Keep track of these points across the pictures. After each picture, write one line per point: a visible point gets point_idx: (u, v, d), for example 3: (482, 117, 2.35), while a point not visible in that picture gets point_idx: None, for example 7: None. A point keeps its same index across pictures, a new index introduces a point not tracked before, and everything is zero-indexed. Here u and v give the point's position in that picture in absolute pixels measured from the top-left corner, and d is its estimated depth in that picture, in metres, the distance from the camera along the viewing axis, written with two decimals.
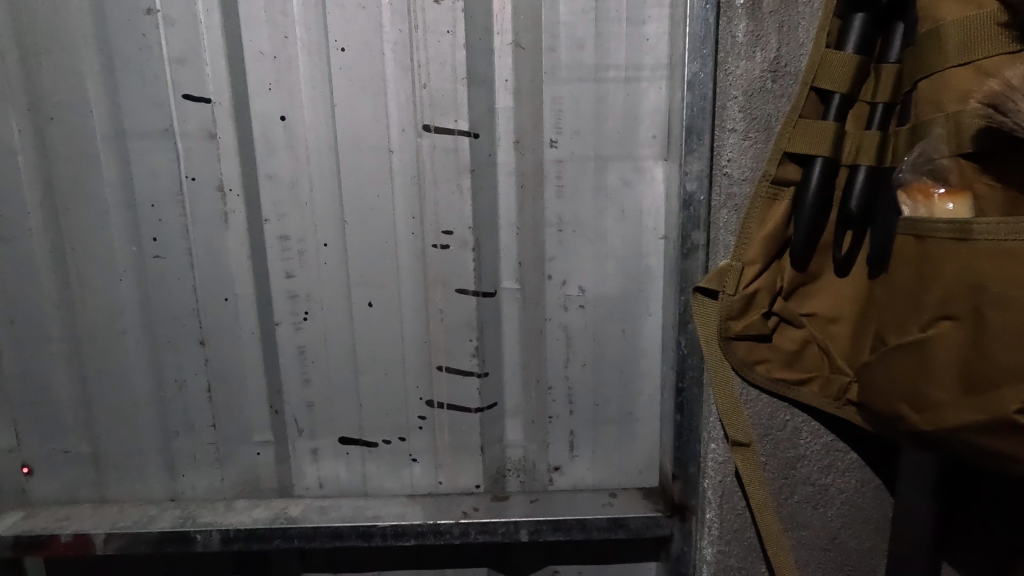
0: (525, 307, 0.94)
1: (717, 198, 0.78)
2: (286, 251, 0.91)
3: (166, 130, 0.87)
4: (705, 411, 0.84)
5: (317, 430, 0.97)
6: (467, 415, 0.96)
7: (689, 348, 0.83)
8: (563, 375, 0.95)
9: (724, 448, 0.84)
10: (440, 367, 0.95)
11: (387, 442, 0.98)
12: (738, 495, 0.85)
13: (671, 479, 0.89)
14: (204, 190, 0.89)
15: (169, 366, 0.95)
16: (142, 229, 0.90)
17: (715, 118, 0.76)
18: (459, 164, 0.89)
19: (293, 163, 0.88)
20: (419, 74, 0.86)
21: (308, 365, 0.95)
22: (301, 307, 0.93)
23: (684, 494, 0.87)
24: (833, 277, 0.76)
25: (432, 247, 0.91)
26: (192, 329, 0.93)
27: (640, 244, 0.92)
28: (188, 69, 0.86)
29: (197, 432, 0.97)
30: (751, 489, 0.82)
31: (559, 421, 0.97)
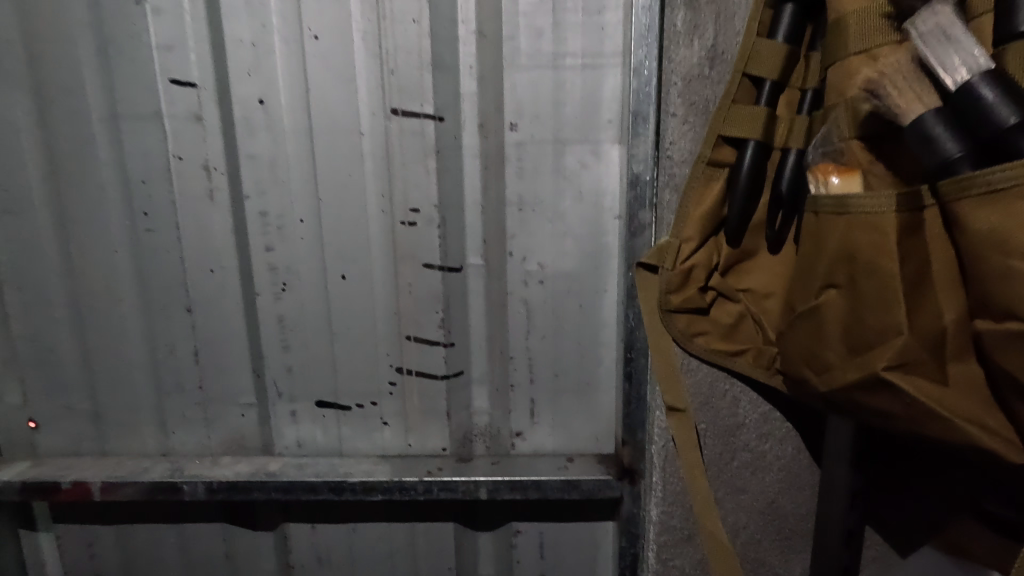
0: (489, 281, 1.00)
1: (659, 179, 0.84)
2: (265, 226, 0.98)
3: (155, 112, 0.95)
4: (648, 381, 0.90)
5: (296, 393, 1.05)
6: (435, 382, 1.03)
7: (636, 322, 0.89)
8: (524, 346, 1.02)
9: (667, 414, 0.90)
10: (409, 337, 1.02)
11: (360, 406, 1.05)
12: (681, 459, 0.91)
13: (622, 445, 0.95)
14: (191, 168, 0.96)
15: (160, 331, 1.03)
16: (135, 204, 0.98)
17: (655, 102, 0.81)
18: (425, 145, 0.95)
19: (272, 144, 0.95)
20: (388, 61, 0.92)
21: (287, 333, 1.02)
22: (280, 278, 1.00)
23: (633, 458, 0.93)
24: (768, 254, 0.81)
25: (401, 224, 0.98)
26: (181, 297, 1.01)
27: (595, 224, 0.97)
28: (175, 56, 0.92)
29: (186, 392, 1.05)
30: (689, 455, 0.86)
31: (521, 390, 1.03)
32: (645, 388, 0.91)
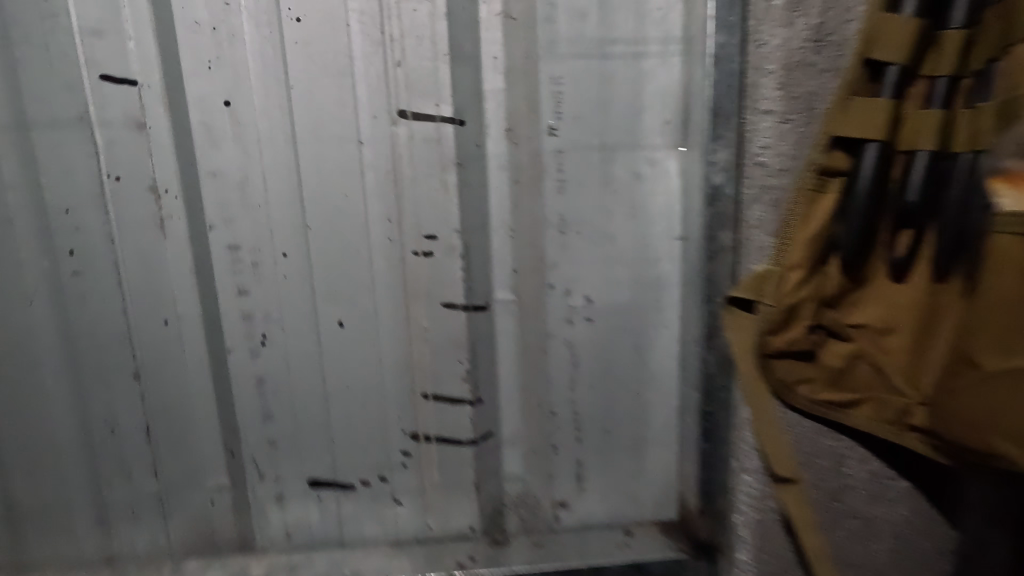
0: (522, 320, 0.81)
1: (749, 192, 0.69)
2: (236, 264, 0.76)
3: (81, 118, 0.71)
4: (731, 437, 0.76)
5: (282, 472, 0.83)
6: (459, 448, 0.84)
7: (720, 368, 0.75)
8: (568, 399, 0.83)
9: (763, 481, 0.74)
10: (426, 395, 0.82)
11: (366, 484, 0.84)
12: (777, 532, 0.75)
13: (695, 514, 0.82)
14: (133, 192, 0.73)
15: (96, 404, 0.79)
16: (57, 239, 0.74)
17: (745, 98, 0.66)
18: (442, 156, 0.75)
19: (242, 158, 0.73)
20: (393, 49, 0.72)
21: (269, 398, 0.80)
22: (258, 329, 0.78)
23: (710, 529, 0.80)
24: (888, 284, 0.64)
25: (413, 255, 0.77)
26: (124, 359, 0.78)
27: (651, 247, 0.79)
28: (105, 43, 0.70)
29: (135, 480, 0.82)
30: (808, 536, 0.70)
31: (564, 451, 0.85)
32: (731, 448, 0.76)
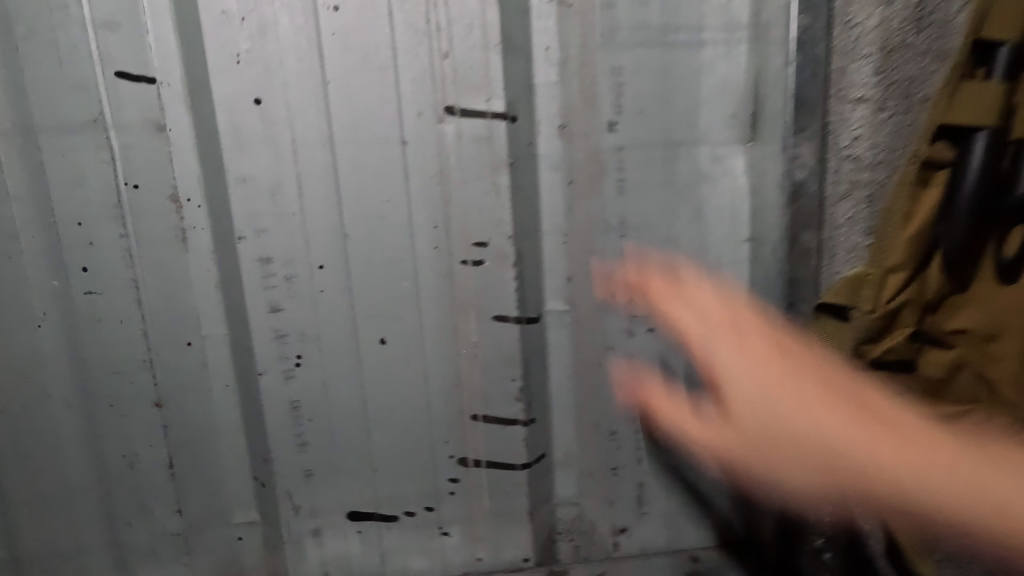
0: (577, 332, 0.75)
1: (839, 188, 0.68)
2: (268, 279, 0.69)
3: (94, 120, 0.64)
4: None
5: (319, 506, 0.75)
6: (512, 473, 0.77)
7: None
8: (629, 416, 0.77)
9: None
10: (475, 417, 0.75)
11: (410, 515, 0.77)
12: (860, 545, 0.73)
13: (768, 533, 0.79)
14: (153, 201, 0.66)
15: (113, 438, 0.71)
16: (68, 256, 0.66)
17: (836, 92, 0.65)
18: (494, 156, 0.68)
19: (274, 161, 0.66)
20: (439, 39, 0.65)
21: (304, 425, 0.73)
22: (292, 349, 0.71)
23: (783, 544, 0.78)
24: (994, 284, 0.56)
25: (462, 265, 0.71)
26: (144, 386, 0.70)
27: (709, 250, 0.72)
28: (121, 37, 0.63)
29: (156, 519, 0.74)
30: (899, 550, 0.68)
31: (624, 472, 0.79)
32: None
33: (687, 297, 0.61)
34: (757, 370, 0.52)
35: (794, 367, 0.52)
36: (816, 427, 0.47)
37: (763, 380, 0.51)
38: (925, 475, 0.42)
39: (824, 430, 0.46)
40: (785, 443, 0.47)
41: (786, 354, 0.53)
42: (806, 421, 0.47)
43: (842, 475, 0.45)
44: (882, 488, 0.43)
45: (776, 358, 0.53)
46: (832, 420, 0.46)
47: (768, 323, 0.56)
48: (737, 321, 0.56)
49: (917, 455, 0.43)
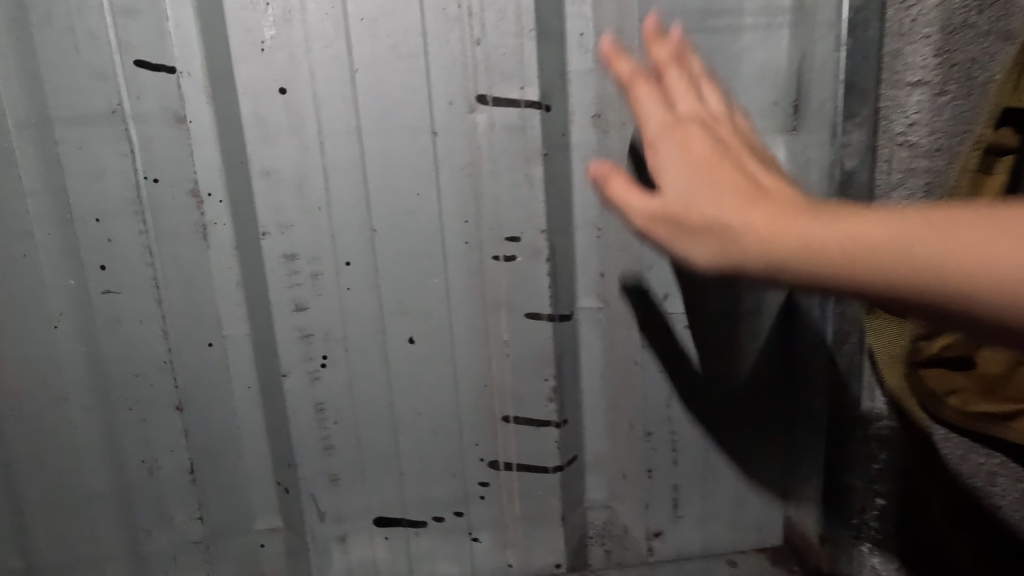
0: (610, 327, 0.73)
1: (892, 178, 0.59)
2: (292, 276, 0.66)
3: (112, 111, 0.61)
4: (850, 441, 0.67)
5: (345, 512, 0.73)
6: (544, 476, 0.73)
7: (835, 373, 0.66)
8: (665, 417, 0.74)
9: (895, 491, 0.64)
10: (506, 418, 0.72)
11: (439, 520, 0.74)
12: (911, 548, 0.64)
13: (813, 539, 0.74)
14: (175, 195, 0.64)
15: (132, 443, 0.68)
16: (85, 253, 0.64)
17: (889, 72, 0.58)
18: (527, 147, 0.65)
19: (299, 153, 0.64)
20: (471, 25, 0.63)
21: (329, 427, 0.70)
22: (317, 349, 0.68)
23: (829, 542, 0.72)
24: None
25: (493, 260, 0.68)
26: (164, 389, 0.67)
27: None
28: (141, 24, 0.60)
29: (177, 527, 0.71)
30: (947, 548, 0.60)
31: (661, 475, 0.75)
32: (853, 463, 0.67)
33: (675, 108, 0.44)
34: (686, 179, 0.38)
35: (777, 190, 0.36)
36: (729, 216, 0.35)
37: (691, 169, 0.38)
38: (974, 252, 0.27)
39: (821, 220, 0.32)
40: (764, 240, 0.33)
41: (725, 158, 0.39)
42: (818, 221, 0.32)
43: (893, 279, 0.30)
44: (916, 279, 0.29)
45: (715, 154, 0.39)
46: (752, 210, 0.34)
47: (725, 139, 0.41)
48: (687, 124, 0.42)
49: (816, 221, 0.32)
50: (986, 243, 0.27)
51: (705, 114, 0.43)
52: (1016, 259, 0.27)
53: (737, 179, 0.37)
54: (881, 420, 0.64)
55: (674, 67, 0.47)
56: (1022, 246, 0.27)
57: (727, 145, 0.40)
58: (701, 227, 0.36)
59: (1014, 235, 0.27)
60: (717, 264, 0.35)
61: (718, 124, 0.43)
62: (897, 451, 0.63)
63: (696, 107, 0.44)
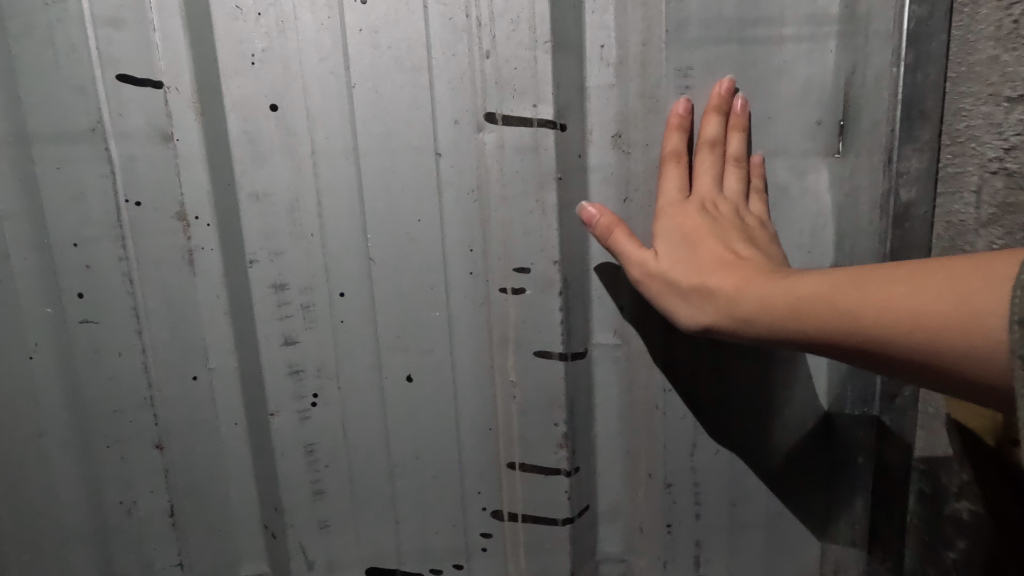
0: (630, 368, 0.65)
1: (981, 214, 0.53)
2: (283, 307, 0.61)
3: (93, 129, 0.57)
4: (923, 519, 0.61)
5: (336, 560, 0.67)
6: (553, 528, 0.67)
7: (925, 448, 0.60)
8: (688, 467, 0.66)
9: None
10: (512, 465, 0.65)
11: (437, 572, 0.68)
12: None
13: None
14: (158, 218, 0.59)
15: (110, 482, 0.64)
16: (63, 279, 0.59)
17: (982, 85, 0.51)
18: (540, 169, 0.59)
19: (292, 174, 0.59)
20: (481, 36, 0.57)
21: (320, 470, 0.65)
22: (309, 387, 0.63)
23: None
24: None
25: (501, 293, 0.62)
26: (146, 425, 0.63)
27: None
28: (126, 36, 0.56)
29: (157, 571, 0.66)
30: None
31: (681, 530, 0.68)
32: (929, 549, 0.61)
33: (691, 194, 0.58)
34: (679, 254, 0.52)
35: (753, 264, 0.48)
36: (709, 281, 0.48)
37: (684, 245, 0.53)
38: (857, 301, 0.38)
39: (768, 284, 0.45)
40: (726, 299, 0.47)
41: (712, 234, 0.52)
42: (763, 287, 0.44)
43: (827, 325, 0.40)
44: (822, 323, 0.40)
45: (705, 234, 0.52)
46: (724, 276, 0.48)
47: (720, 218, 0.54)
48: (686, 207, 0.55)
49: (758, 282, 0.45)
50: (863, 302, 0.38)
51: (709, 201, 0.56)
52: (896, 304, 0.37)
53: (717, 253, 0.50)
54: (960, 502, 0.57)
55: (703, 153, 0.58)
56: (891, 296, 0.37)
57: (718, 222, 0.53)
58: (687, 290, 0.50)
59: (884, 296, 0.37)
60: (699, 322, 0.49)
61: (717, 209, 0.55)
62: (979, 540, 0.56)
63: (706, 193, 0.57)
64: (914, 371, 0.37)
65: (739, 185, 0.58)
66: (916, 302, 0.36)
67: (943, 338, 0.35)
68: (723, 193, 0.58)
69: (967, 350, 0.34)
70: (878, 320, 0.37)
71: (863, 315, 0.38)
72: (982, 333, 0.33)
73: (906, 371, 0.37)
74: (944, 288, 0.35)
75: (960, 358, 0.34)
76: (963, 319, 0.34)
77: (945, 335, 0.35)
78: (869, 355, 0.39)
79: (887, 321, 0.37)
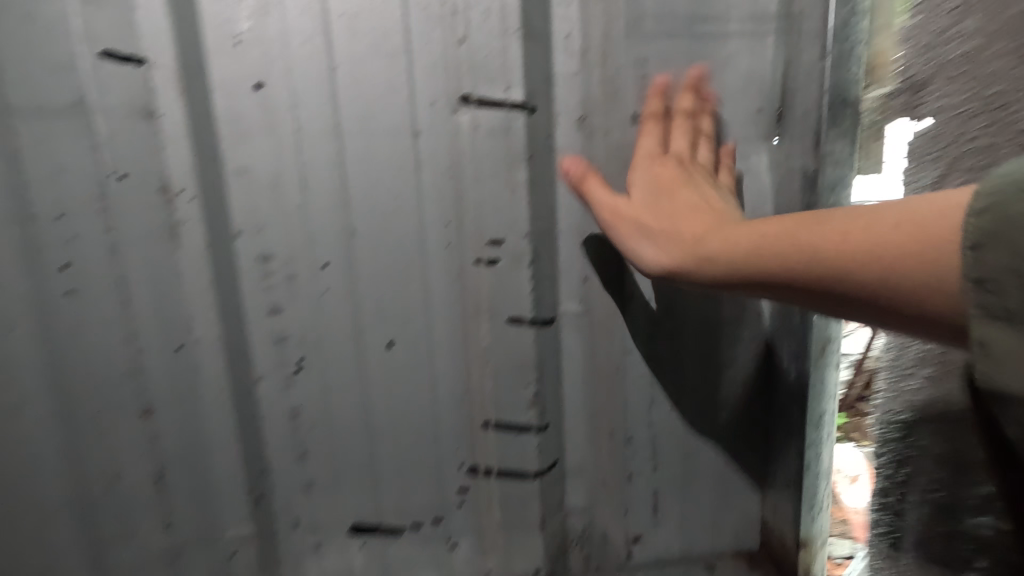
0: (593, 333, 0.71)
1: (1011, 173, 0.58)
2: (268, 278, 0.64)
3: (77, 104, 0.58)
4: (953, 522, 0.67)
5: (320, 519, 0.71)
6: (524, 482, 0.72)
7: (947, 452, 0.67)
8: (646, 423, 0.73)
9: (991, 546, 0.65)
10: (486, 424, 0.71)
11: (416, 526, 0.73)
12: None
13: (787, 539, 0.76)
14: (141, 192, 0.61)
15: (94, 451, 0.65)
16: (45, 252, 0.60)
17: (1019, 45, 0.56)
18: (510, 149, 0.64)
19: (276, 151, 0.61)
20: (457, 23, 0.61)
21: (304, 433, 0.68)
22: (293, 354, 0.66)
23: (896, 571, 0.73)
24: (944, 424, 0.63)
25: (475, 264, 0.66)
26: (131, 394, 0.65)
27: None
28: (108, 12, 0.57)
29: (142, 537, 0.68)
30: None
31: (640, 480, 0.75)
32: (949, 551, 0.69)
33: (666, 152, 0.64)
34: (656, 202, 0.60)
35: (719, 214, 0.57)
36: (677, 228, 0.57)
37: (662, 196, 0.60)
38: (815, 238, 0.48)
39: (737, 230, 0.53)
40: (698, 245, 0.55)
41: (687, 186, 0.60)
42: (728, 234, 0.53)
43: (788, 263, 0.49)
44: (780, 259, 0.49)
45: (680, 185, 0.60)
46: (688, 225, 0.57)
47: (693, 174, 0.61)
48: (663, 163, 0.62)
49: (724, 230, 0.54)
50: (820, 238, 0.48)
51: (684, 157, 0.63)
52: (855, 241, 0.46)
53: (689, 202, 0.58)
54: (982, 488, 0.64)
55: (678, 121, 0.65)
56: (846, 233, 0.46)
57: (692, 176, 0.61)
58: (656, 234, 0.58)
59: (840, 232, 0.47)
60: (660, 263, 0.57)
61: (692, 164, 0.62)
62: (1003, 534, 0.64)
63: (682, 152, 0.63)
64: (866, 297, 0.46)
65: (707, 152, 0.65)
66: (868, 236, 0.45)
67: (892, 264, 0.44)
68: (694, 155, 0.64)
69: (909, 276, 0.43)
70: (833, 253, 0.46)
71: (818, 248, 0.47)
72: (924, 259, 0.42)
73: (859, 297, 0.46)
74: (889, 228, 0.44)
75: (906, 286, 0.43)
76: (912, 243, 0.43)
77: (896, 265, 0.43)
78: (822, 283, 0.47)
79: (839, 254, 0.46)
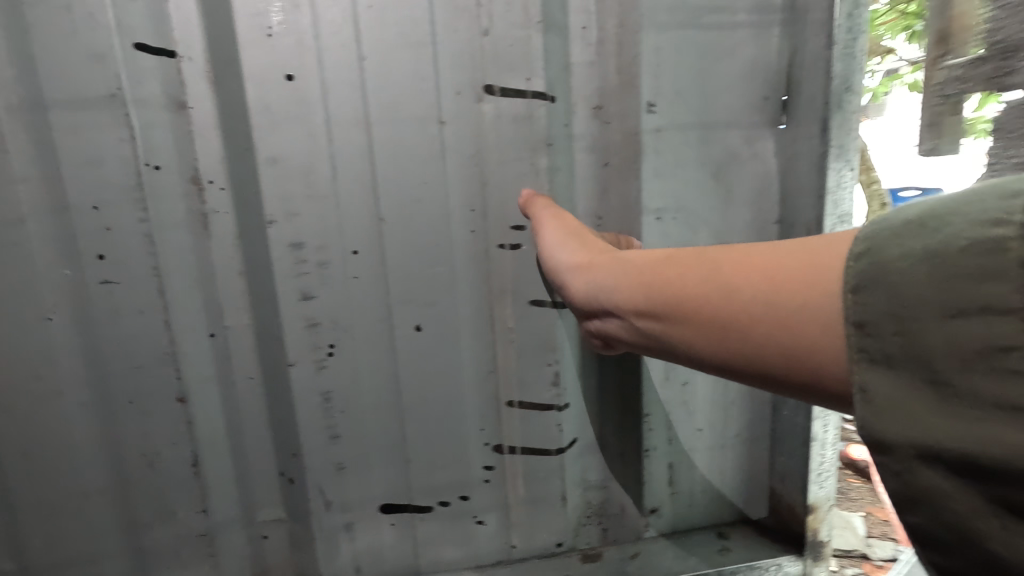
0: None
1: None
2: (300, 265, 0.66)
3: (111, 96, 0.59)
4: None
5: (351, 500, 0.73)
6: (547, 458, 0.75)
7: None
8: (661, 398, 0.77)
9: None
10: (510, 403, 0.73)
11: (444, 504, 0.75)
12: None
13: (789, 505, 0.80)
14: (172, 184, 0.62)
15: (131, 437, 0.67)
16: (82, 242, 0.61)
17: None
18: (532, 137, 0.67)
19: (307, 141, 0.63)
20: (480, 15, 0.63)
21: (336, 416, 0.70)
22: (325, 339, 0.68)
23: None
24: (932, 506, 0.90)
25: (499, 249, 0.69)
26: (167, 381, 0.66)
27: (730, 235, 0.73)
28: (140, 5, 0.58)
29: (179, 520, 0.70)
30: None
31: (657, 455, 0.78)
32: None
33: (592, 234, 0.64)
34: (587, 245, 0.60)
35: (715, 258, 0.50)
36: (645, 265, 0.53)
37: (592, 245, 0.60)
38: (737, 288, 0.41)
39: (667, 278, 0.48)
40: (645, 290, 0.50)
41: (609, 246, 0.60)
42: (669, 277, 0.48)
43: (707, 315, 0.43)
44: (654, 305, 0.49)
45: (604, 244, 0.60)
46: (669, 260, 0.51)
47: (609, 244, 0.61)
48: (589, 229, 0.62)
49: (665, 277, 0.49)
50: (747, 290, 0.41)
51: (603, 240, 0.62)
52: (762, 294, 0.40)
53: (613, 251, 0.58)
54: None
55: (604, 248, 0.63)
56: (766, 286, 0.40)
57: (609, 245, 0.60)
58: (606, 268, 0.56)
59: (765, 280, 0.40)
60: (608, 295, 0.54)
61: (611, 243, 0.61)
62: None
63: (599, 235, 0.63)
64: (757, 355, 0.40)
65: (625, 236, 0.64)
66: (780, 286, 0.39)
67: (788, 314, 0.38)
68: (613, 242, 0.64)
69: (810, 330, 0.36)
70: (749, 305, 0.40)
71: (737, 297, 0.41)
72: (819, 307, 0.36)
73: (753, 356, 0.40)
74: (801, 272, 0.38)
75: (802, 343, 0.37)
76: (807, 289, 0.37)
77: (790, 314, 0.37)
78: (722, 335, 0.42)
79: (762, 306, 0.39)
